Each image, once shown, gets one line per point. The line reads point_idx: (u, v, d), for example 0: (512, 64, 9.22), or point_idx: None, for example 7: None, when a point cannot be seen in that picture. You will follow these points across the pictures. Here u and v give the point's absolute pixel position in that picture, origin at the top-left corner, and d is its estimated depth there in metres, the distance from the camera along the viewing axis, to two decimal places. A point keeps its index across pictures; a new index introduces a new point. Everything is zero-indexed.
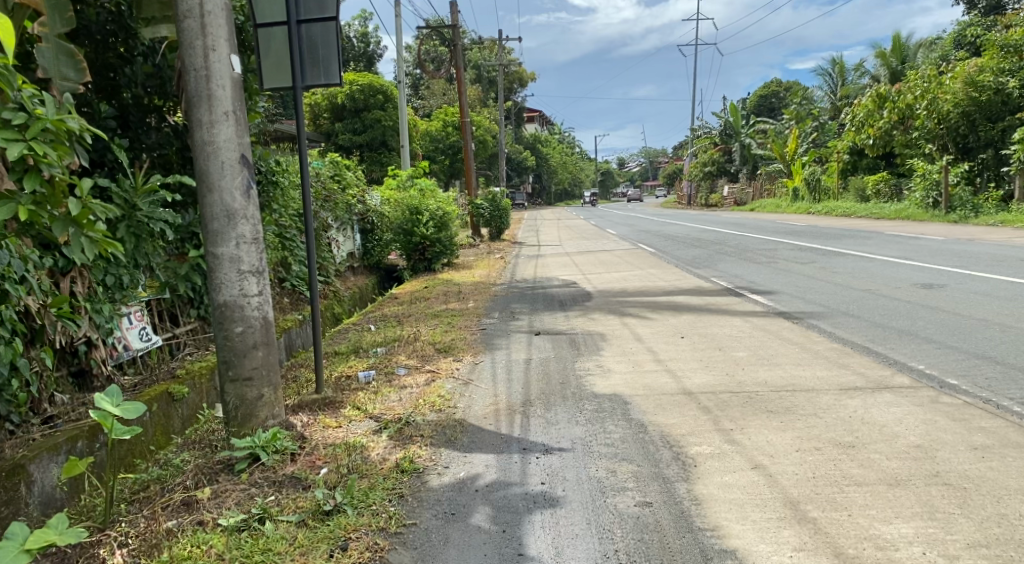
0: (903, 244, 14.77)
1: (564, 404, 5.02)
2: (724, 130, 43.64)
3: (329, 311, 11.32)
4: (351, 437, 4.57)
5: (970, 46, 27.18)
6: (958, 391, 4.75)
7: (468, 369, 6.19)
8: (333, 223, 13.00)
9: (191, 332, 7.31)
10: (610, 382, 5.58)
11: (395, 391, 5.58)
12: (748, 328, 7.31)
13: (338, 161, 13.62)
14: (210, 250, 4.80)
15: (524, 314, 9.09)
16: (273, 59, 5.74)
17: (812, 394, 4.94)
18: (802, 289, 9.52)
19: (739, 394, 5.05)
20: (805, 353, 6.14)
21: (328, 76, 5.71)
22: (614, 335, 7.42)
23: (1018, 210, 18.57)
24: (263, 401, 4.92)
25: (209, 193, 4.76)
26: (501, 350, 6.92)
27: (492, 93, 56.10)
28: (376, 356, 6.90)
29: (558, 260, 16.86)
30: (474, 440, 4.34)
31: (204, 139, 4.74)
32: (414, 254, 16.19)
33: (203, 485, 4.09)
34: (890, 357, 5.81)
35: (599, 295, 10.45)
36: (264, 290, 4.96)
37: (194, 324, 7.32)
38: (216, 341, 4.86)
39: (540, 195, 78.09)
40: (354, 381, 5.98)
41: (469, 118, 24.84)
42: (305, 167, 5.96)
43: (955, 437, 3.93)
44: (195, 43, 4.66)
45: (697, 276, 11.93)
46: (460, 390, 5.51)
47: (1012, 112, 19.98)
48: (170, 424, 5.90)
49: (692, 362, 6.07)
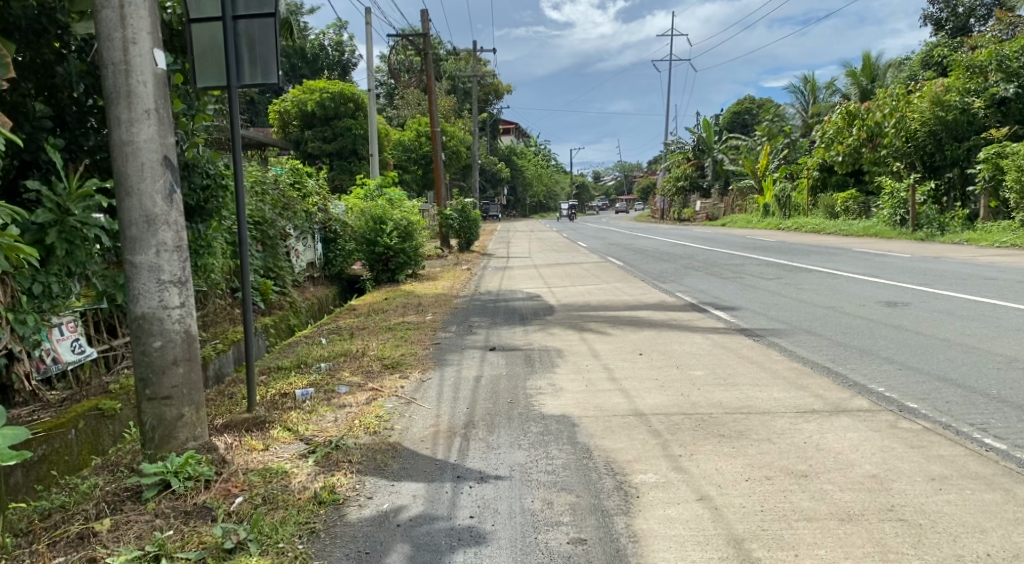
0: (869, 261, 14.76)
1: (508, 426, 4.74)
2: (696, 145, 43.89)
3: (283, 323, 10.96)
4: (275, 463, 4.27)
5: (937, 66, 27.57)
6: (917, 416, 4.54)
7: (412, 387, 5.87)
8: (293, 232, 12.63)
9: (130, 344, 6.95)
10: (560, 402, 5.30)
11: (332, 410, 5.29)
12: (707, 345, 7.09)
13: (299, 168, 13.28)
14: (127, 258, 4.47)
15: (481, 328, 8.82)
16: (204, 55, 5.40)
17: (767, 417, 4.70)
18: (765, 306, 9.35)
19: (692, 416, 4.79)
20: (764, 373, 5.91)
21: (265, 75, 5.40)
22: (570, 351, 7.16)
23: (984, 229, 18.72)
24: (183, 421, 4.59)
25: (127, 197, 4.43)
26: (450, 366, 6.61)
27: (466, 105, 56.08)
28: (318, 373, 6.58)
29: (525, 272, 16.63)
30: (405, 466, 4.04)
31: (123, 139, 4.41)
32: (377, 264, 15.77)
33: (105, 515, 3.75)
34: (849, 378, 5.60)
35: (561, 309, 10.18)
36: (187, 301, 4.63)
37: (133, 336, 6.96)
38: (133, 355, 4.52)
39: (515, 207, 78.02)
40: (290, 399, 5.67)
41: (440, 127, 24.46)
42: (240, 172, 5.61)
43: (912, 466, 3.70)
44: (114, 35, 4.35)
45: (663, 291, 11.73)
46: (402, 410, 5.21)
47: (978, 132, 20.21)
48: (98, 442, 5.60)
49: (647, 381, 5.82)
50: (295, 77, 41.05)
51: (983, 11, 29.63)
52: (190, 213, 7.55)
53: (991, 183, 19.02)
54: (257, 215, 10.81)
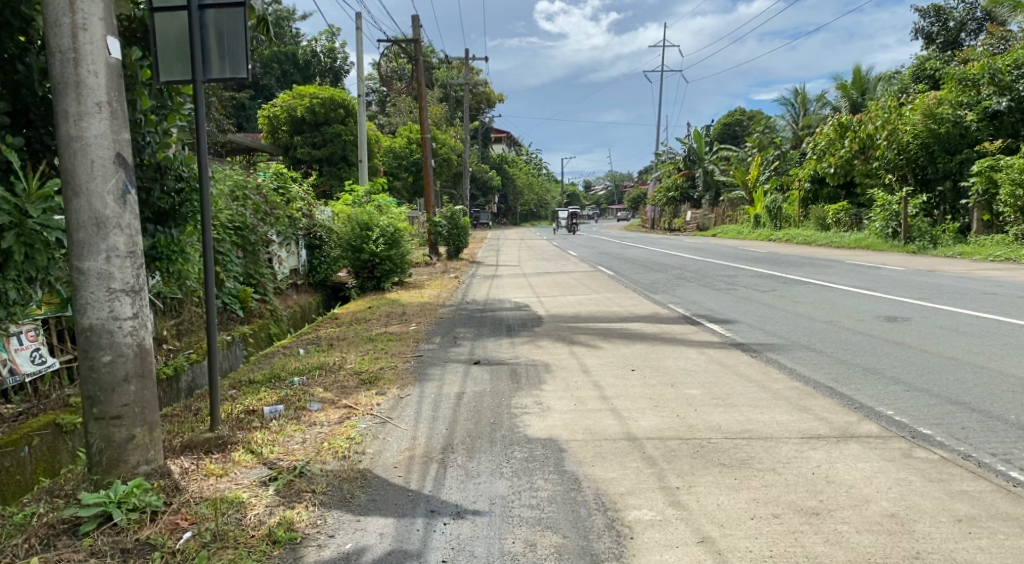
0: (863, 274, 14.50)
1: (490, 450, 4.37)
2: (687, 155, 43.21)
3: (263, 332, 10.55)
4: (231, 491, 3.89)
5: (930, 79, 27.50)
6: (933, 444, 4.19)
7: (389, 405, 5.48)
8: (275, 238, 12.25)
9: None
10: (546, 423, 4.93)
11: (301, 430, 4.91)
12: (703, 361, 6.74)
13: (283, 173, 12.93)
14: (74, 265, 4.08)
15: (466, 339, 8.45)
16: (167, 48, 5.00)
17: (770, 443, 4.36)
18: (762, 319, 9.00)
19: (689, 441, 4.44)
20: (764, 393, 5.55)
21: (234, 69, 5.02)
22: (559, 366, 6.80)
23: (977, 243, 18.51)
24: (134, 443, 4.18)
25: (74, 196, 4.05)
26: (431, 382, 6.22)
27: (457, 112, 55.92)
28: (290, 387, 6.18)
29: (514, 281, 16.29)
30: (374, 498, 3.67)
31: (71, 134, 4.03)
32: (362, 271, 15.37)
33: (36, 551, 3.35)
34: (856, 399, 5.26)
35: (551, 320, 9.81)
36: (140, 311, 4.24)
37: None
38: (79, 371, 4.12)
39: (504, 216, 77.80)
40: (258, 418, 5.28)
41: (430, 134, 24.07)
42: (206, 173, 5.24)
43: (934, 504, 3.36)
44: (62, 20, 3.97)
45: (654, 303, 11.40)
46: (375, 430, 4.83)
47: (971, 145, 20.01)
48: (55, 460, 5.21)
49: (641, 401, 5.44)
50: (286, 82, 40.65)
51: (975, 25, 29.66)
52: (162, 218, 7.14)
53: (984, 197, 18.84)
54: (237, 219, 10.40)
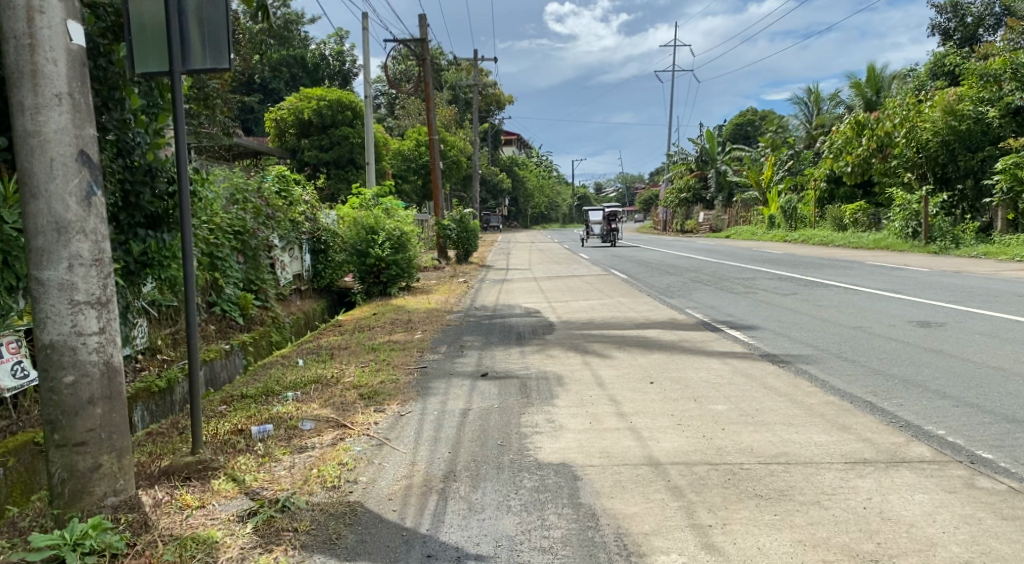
0: (887, 275, 13.97)
1: (496, 478, 3.93)
2: (700, 156, 42.85)
3: (264, 340, 10.08)
4: (204, 528, 3.47)
5: (948, 75, 26.93)
6: (998, 472, 3.74)
7: (387, 424, 5.05)
8: (277, 241, 11.87)
9: None
10: (559, 445, 4.48)
11: (289, 455, 4.51)
12: (727, 373, 6.26)
13: (286, 175, 12.54)
14: (32, 275, 3.66)
15: (473, 349, 8.02)
16: (143, 37, 4.57)
17: (811, 469, 3.91)
18: (786, 325, 8.52)
19: (719, 467, 3.99)
20: (796, 408, 5.07)
21: (216, 59, 4.60)
22: (572, 378, 6.35)
23: (1001, 242, 17.94)
24: (100, 473, 3.74)
25: (31, 199, 3.63)
26: (434, 397, 5.78)
27: (466, 115, 55.57)
28: (285, 403, 5.76)
29: (524, 285, 15.87)
30: (363, 539, 3.27)
31: (28, 129, 3.62)
32: (368, 276, 14.88)
33: None
34: (901, 416, 4.79)
35: (562, 327, 9.34)
36: (108, 326, 3.81)
37: None
38: (39, 392, 3.69)
39: (515, 218, 77.41)
40: (244, 439, 4.85)
41: (438, 134, 23.54)
42: (185, 172, 4.68)
43: (1015, 550, 2.97)
44: (15, 2, 3.55)
45: (670, 307, 10.92)
46: (371, 454, 4.41)
47: (992, 142, 19.53)
48: (33, 483, 4.77)
49: (662, 419, 4.98)
50: (294, 86, 40.46)
51: (992, 21, 29.00)
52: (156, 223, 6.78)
53: (1009, 195, 18.20)
54: (237, 223, 10.05)
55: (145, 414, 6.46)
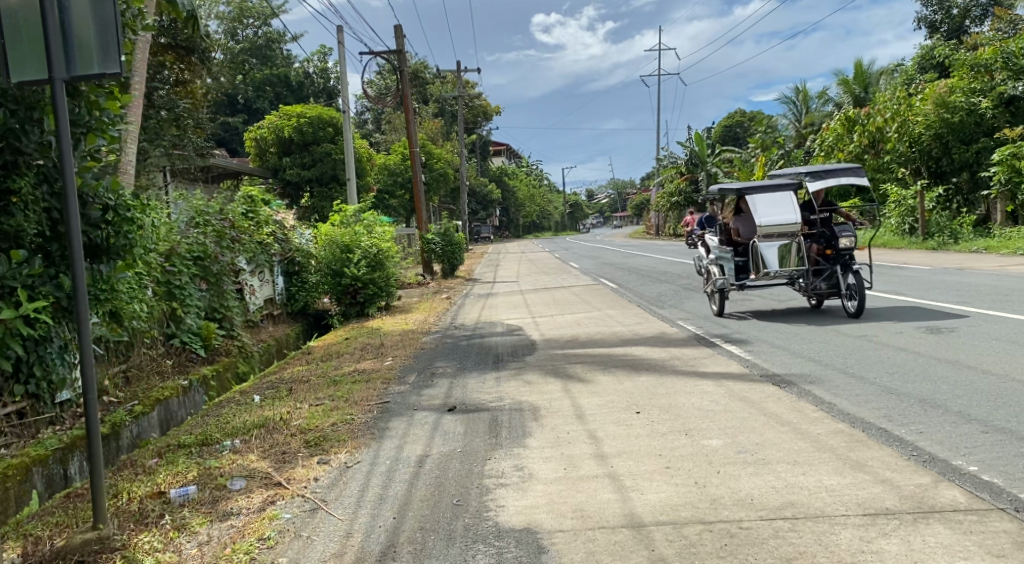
0: (887, 275, 13.38)
1: (443, 555, 3.25)
2: (689, 160, 41.58)
3: (227, 373, 9.29)
4: None
5: (936, 68, 26.51)
6: None
7: (328, 481, 4.35)
8: (245, 265, 11.14)
9: (12, 415, 5.56)
10: (525, 501, 3.80)
11: (206, 525, 3.83)
12: (722, 398, 5.58)
13: (254, 195, 11.74)
14: None
15: (444, 377, 7.29)
16: (16, 42, 3.87)
17: (825, 525, 3.25)
18: (786, 337, 7.81)
19: (714, 528, 3.31)
20: (801, 442, 4.40)
21: (105, 64, 3.89)
22: (548, 410, 5.65)
23: (1001, 236, 17.35)
24: None
25: None
26: (390, 441, 5.07)
27: (454, 126, 54.80)
28: (220, 456, 5.05)
29: (509, 300, 15.18)
30: None
31: None
32: (345, 297, 14.09)
33: None
34: (924, 449, 4.09)
35: (545, 348, 8.61)
36: None
37: (18, 405, 5.55)
38: None
39: (508, 228, 76.40)
40: (160, 506, 4.15)
41: (420, 145, 22.69)
42: (72, 193, 3.85)
43: None
44: None
45: (662, 320, 10.21)
46: (301, 523, 3.72)
47: (987, 132, 18.86)
48: None
49: (646, 462, 4.28)
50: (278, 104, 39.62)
51: (978, 12, 28.49)
52: (93, 253, 6.24)
53: (1007, 186, 17.37)
54: (197, 248, 9.35)
55: (82, 466, 5.78)
